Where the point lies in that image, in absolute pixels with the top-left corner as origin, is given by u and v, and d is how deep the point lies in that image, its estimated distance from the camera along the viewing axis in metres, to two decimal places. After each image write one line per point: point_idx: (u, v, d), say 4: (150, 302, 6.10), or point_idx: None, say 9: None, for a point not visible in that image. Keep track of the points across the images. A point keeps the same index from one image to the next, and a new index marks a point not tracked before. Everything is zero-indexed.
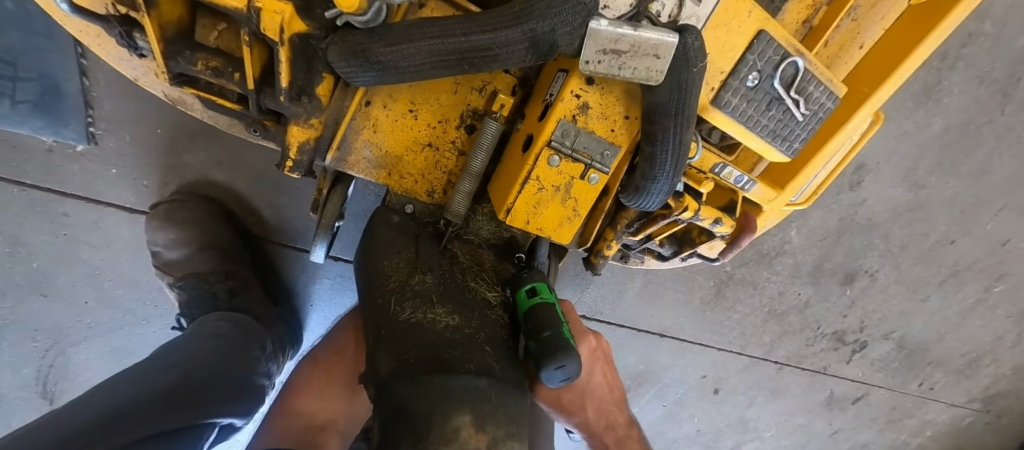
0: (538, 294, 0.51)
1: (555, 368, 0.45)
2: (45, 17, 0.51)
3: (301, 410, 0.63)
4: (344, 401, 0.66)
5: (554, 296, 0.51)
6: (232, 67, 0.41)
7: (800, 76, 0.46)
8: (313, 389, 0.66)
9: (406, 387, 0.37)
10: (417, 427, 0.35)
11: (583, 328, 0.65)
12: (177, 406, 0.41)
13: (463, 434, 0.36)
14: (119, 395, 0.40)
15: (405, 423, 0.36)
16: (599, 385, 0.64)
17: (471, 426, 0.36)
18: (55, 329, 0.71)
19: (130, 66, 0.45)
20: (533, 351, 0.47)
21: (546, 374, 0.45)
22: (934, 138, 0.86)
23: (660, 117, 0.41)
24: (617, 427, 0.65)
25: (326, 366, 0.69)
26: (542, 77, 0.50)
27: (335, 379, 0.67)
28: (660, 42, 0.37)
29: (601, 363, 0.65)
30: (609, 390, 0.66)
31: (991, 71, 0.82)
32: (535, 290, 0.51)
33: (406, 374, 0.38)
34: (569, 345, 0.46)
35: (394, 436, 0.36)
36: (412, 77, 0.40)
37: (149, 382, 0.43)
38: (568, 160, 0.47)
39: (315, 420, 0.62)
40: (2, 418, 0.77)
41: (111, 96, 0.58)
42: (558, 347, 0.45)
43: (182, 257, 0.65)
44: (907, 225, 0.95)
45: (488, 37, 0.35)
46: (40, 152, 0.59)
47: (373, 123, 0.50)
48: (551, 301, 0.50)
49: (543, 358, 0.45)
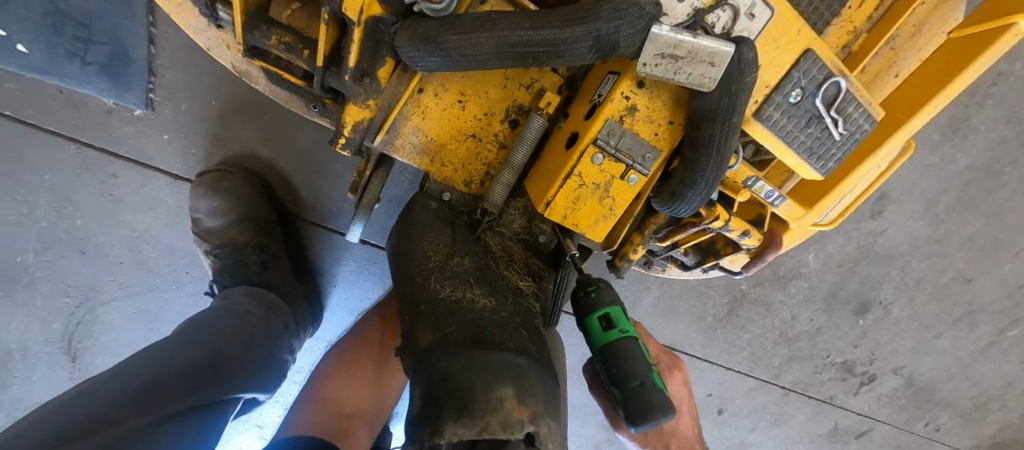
0: (617, 325, 0.47)
1: (651, 424, 0.42)
2: None
3: (331, 397, 0.65)
4: (371, 391, 0.68)
5: (633, 328, 0.47)
6: (303, 44, 0.44)
7: (841, 96, 0.48)
8: (342, 378, 0.68)
9: (451, 357, 0.37)
10: (461, 396, 0.34)
11: (672, 365, 0.69)
12: (183, 392, 0.41)
13: (507, 405, 0.35)
14: (117, 380, 0.39)
15: (448, 395, 0.35)
16: (685, 426, 0.66)
17: (513, 398, 0.35)
18: (86, 286, 0.73)
19: (205, 36, 0.47)
20: (621, 398, 0.44)
21: (637, 428, 0.43)
22: (958, 174, 0.87)
23: (706, 123, 0.43)
24: None
25: (355, 357, 0.70)
26: (590, 78, 0.52)
27: (364, 368, 0.70)
28: (717, 51, 0.39)
29: (688, 400, 0.68)
30: (693, 431, 0.66)
31: (1019, 112, 0.83)
32: (611, 319, 0.47)
33: (447, 346, 0.39)
34: (663, 400, 0.43)
35: (437, 406, 0.35)
36: (475, 66, 0.42)
37: (159, 363, 0.43)
38: (610, 160, 0.48)
39: (344, 408, 0.65)
40: (27, 369, 0.80)
41: (173, 66, 0.59)
42: (651, 403, 0.42)
43: (221, 226, 0.66)
44: (926, 258, 0.96)
45: (556, 33, 0.37)
46: (100, 112, 0.61)
47: (422, 110, 0.52)
48: (634, 338, 0.46)
49: (635, 413, 0.42)
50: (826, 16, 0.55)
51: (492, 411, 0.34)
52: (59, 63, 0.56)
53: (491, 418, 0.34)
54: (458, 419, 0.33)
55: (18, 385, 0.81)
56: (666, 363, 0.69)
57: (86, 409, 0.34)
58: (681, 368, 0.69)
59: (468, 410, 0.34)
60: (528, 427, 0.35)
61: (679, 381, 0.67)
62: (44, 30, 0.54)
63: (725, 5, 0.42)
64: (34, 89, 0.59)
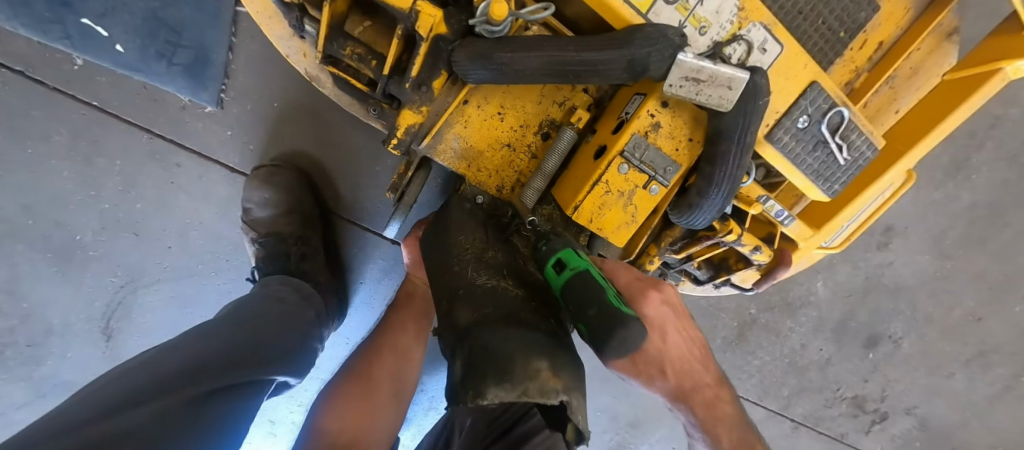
0: (570, 266, 0.49)
1: (617, 342, 0.42)
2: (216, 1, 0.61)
3: (326, 430, 0.60)
4: (368, 419, 0.65)
5: (585, 262, 0.49)
6: (372, 55, 0.51)
7: (845, 124, 0.53)
8: (336, 412, 0.63)
9: (491, 333, 0.41)
10: (502, 364, 0.38)
11: (644, 283, 0.55)
12: (221, 372, 0.47)
13: (542, 376, 0.37)
14: (166, 359, 0.46)
15: (490, 363, 0.39)
16: (678, 345, 0.53)
17: (548, 370, 0.38)
18: (134, 267, 0.79)
19: (287, 45, 0.54)
20: (587, 327, 0.44)
21: (609, 351, 0.43)
22: (962, 211, 0.91)
23: (723, 140, 0.49)
24: (705, 388, 0.55)
25: (354, 384, 0.68)
26: (616, 99, 0.58)
27: (358, 400, 0.65)
28: (734, 76, 0.44)
29: (674, 315, 0.55)
30: (692, 348, 0.55)
31: (1019, 155, 0.87)
32: (563, 263, 0.50)
33: (486, 324, 0.43)
34: (621, 315, 0.42)
35: (479, 374, 0.38)
36: (522, 80, 0.48)
37: (208, 342, 0.50)
38: (635, 170, 0.54)
39: (340, 438, 0.59)
40: (62, 346, 0.84)
41: (245, 70, 0.66)
42: (611, 319, 0.42)
43: (269, 216, 0.72)
44: (934, 294, 0.98)
45: (596, 55, 0.43)
46: (175, 108, 0.68)
47: (465, 119, 0.58)
48: (587, 271, 0.48)
49: (602, 332, 0.42)
50: (830, 55, 0.61)
51: (531, 379, 0.37)
52: (148, 63, 0.63)
53: (529, 385, 0.36)
54: (499, 383, 0.37)
55: (52, 361, 0.85)
56: (631, 284, 0.54)
57: (147, 380, 0.42)
58: (659, 288, 0.56)
59: (508, 376, 0.37)
60: (562, 396, 0.37)
61: (657, 303, 0.54)
62: (141, 34, 0.62)
63: (741, 40, 0.48)
64: (121, 84, 0.66)
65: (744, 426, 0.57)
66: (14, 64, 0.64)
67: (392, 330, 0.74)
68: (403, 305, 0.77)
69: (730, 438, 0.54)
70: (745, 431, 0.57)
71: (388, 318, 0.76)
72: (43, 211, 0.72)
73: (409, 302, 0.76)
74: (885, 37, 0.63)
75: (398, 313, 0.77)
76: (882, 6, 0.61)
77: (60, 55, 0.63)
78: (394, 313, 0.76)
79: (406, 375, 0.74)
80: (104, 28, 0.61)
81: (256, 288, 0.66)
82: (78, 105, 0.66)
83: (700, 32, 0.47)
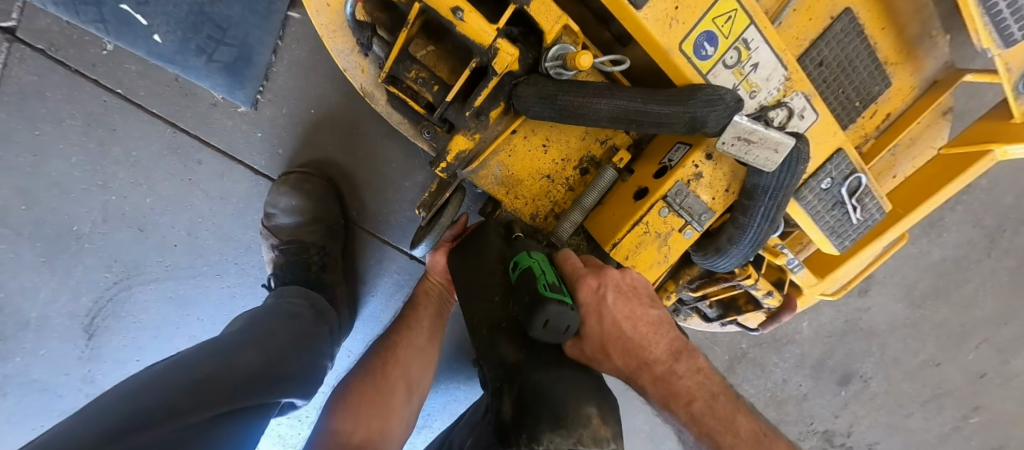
0: (519, 262, 0.51)
1: (543, 325, 0.44)
2: (267, 2, 0.66)
3: (339, 430, 0.62)
4: (377, 419, 0.66)
5: (532, 258, 0.50)
6: (434, 80, 0.52)
7: (861, 189, 0.59)
8: (348, 409, 0.65)
9: (542, 375, 0.44)
10: (558, 410, 0.39)
11: (582, 269, 0.51)
12: (229, 395, 0.46)
13: (593, 423, 0.39)
14: (172, 377, 0.44)
15: (545, 405, 0.40)
16: (619, 323, 0.49)
17: (598, 417, 0.40)
18: (131, 264, 0.77)
19: (346, 58, 0.57)
20: (522, 314, 0.47)
21: (539, 334, 0.45)
22: (932, 264, 1.00)
23: (761, 196, 0.52)
24: (656, 363, 0.47)
25: (360, 388, 0.69)
26: (656, 144, 0.61)
27: (368, 399, 0.67)
28: (781, 141, 0.48)
29: (619, 294, 0.50)
30: (641, 326, 0.49)
31: (982, 219, 0.97)
32: (518, 262, 0.51)
33: (537, 365, 0.45)
34: (545, 300, 0.44)
35: (534, 416, 0.40)
36: (587, 123, 0.49)
37: (222, 357, 0.49)
38: (674, 214, 0.56)
39: (354, 438, 0.61)
40: (33, 344, 0.79)
41: (285, 74, 0.70)
42: (535, 306, 0.44)
43: (293, 224, 0.74)
44: (902, 339, 1.06)
45: (663, 109, 0.46)
46: (206, 104, 0.71)
47: (511, 149, 0.58)
48: (531, 265, 0.49)
49: (528, 319, 0.45)
50: (846, 119, 0.67)
51: (586, 425, 0.39)
52: (186, 55, 0.67)
53: (583, 432, 0.38)
54: (556, 429, 0.38)
55: (21, 357, 0.79)
56: (572, 267, 0.52)
57: (161, 396, 0.41)
58: (601, 272, 0.51)
59: (564, 422, 0.38)
60: (613, 444, 0.40)
61: (593, 289, 0.50)
62: (186, 27, 0.66)
63: (784, 106, 0.52)
64: (155, 75, 0.69)
65: (717, 391, 0.46)
66: (35, 42, 0.65)
67: (408, 329, 0.75)
68: (421, 304, 0.76)
69: (689, 410, 0.43)
70: (720, 396, 0.45)
71: (405, 316, 0.76)
72: (39, 196, 0.72)
73: (426, 301, 0.76)
74: (891, 109, 0.69)
75: (414, 311, 0.77)
76: (894, 82, 0.67)
77: (88, 38, 0.66)
78: (411, 312, 0.76)
79: (419, 373, 0.75)
80: (145, 17, 0.65)
81: (271, 300, 0.67)
82: (100, 92, 0.68)
83: (750, 95, 0.51)
